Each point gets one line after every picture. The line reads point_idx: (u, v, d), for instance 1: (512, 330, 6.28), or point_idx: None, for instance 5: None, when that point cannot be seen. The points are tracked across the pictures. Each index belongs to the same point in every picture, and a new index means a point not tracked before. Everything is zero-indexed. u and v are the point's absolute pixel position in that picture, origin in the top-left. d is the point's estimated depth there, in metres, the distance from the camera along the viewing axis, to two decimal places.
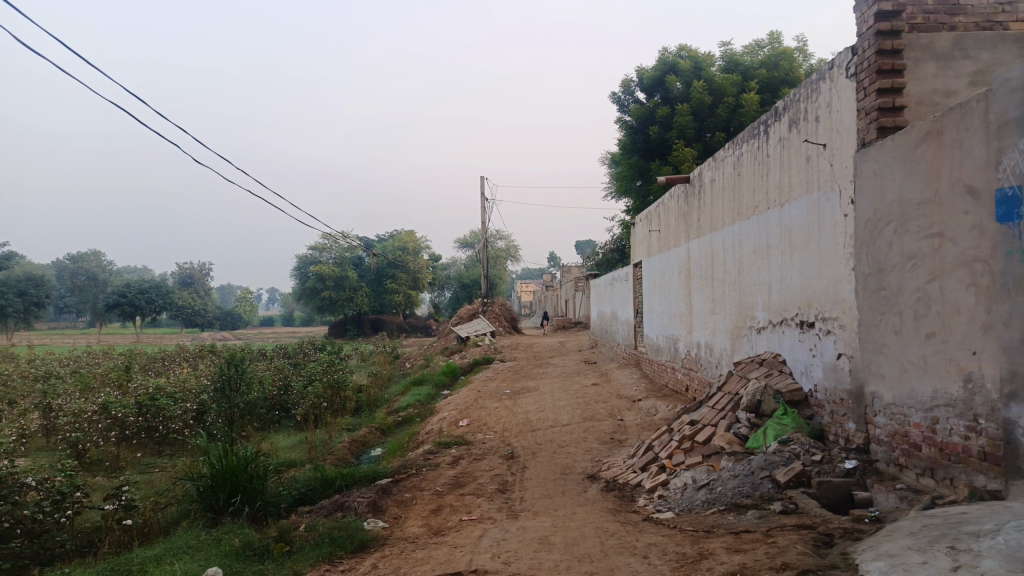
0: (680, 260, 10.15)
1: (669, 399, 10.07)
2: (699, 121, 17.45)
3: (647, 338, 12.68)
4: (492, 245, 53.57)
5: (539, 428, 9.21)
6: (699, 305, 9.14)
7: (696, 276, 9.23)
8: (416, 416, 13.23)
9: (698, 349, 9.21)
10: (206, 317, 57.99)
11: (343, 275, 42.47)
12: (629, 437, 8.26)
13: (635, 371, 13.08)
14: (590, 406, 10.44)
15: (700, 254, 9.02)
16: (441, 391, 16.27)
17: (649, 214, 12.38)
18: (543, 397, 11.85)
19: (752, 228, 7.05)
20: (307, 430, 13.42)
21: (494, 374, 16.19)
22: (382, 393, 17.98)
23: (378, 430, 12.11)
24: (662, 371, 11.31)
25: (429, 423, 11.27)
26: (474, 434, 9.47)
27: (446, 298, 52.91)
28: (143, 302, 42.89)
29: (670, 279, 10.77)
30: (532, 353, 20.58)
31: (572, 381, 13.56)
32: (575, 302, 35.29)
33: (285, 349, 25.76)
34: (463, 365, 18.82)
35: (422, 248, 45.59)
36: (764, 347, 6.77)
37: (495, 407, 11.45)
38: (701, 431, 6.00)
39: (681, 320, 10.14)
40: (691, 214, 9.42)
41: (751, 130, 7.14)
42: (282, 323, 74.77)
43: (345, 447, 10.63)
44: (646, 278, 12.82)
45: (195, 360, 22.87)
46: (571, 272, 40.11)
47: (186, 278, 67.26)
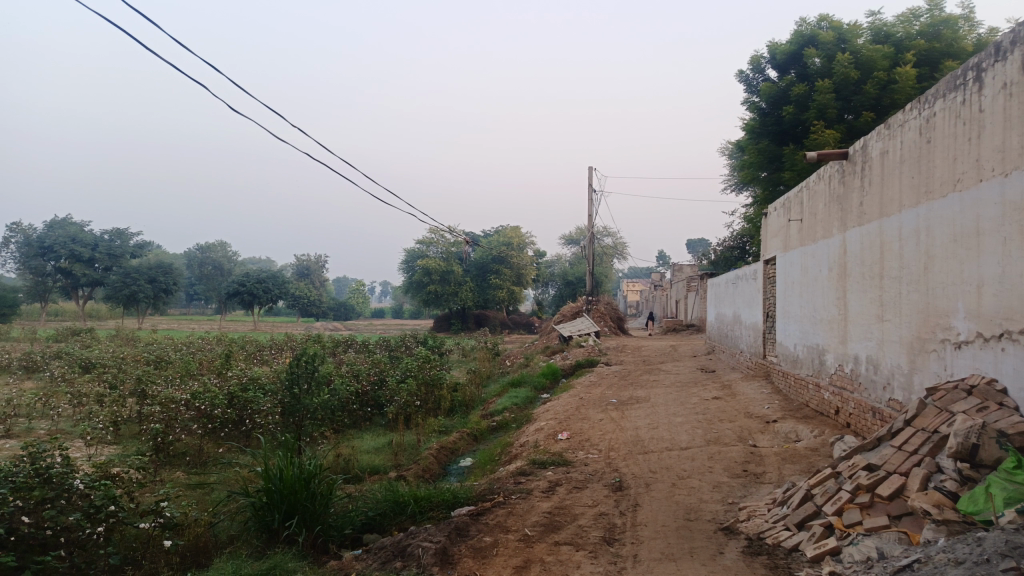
0: (830, 255, 8.38)
1: (812, 423, 8.33)
2: (843, 100, 15.24)
3: (782, 346, 10.89)
4: (600, 241, 51.92)
5: (653, 451, 7.76)
6: (859, 309, 7.38)
7: (856, 273, 7.46)
8: (512, 422, 12.04)
9: (856, 364, 7.45)
10: (320, 308, 59.71)
11: (448, 269, 42.13)
12: (768, 472, 6.67)
13: (764, 385, 11.29)
14: (713, 426, 8.86)
15: (863, 245, 7.27)
16: (541, 395, 15.02)
17: (788, 200, 10.56)
18: (657, 410, 10.33)
19: (950, 210, 5.30)
20: (396, 430, 12.55)
21: (599, 379, 14.76)
22: (479, 393, 16.97)
23: (470, 436, 11.03)
24: (802, 388, 9.52)
25: (525, 432, 10.05)
26: (574, 451, 8.17)
27: (551, 295, 51.68)
28: (260, 291, 44.19)
29: (817, 275, 8.99)
30: (641, 356, 18.96)
31: (689, 392, 11.94)
32: (687, 303, 33.08)
33: (387, 342, 25.33)
34: (566, 366, 17.53)
35: (527, 243, 44.53)
36: (965, 369, 5.03)
37: (600, 419, 10.06)
38: (885, 483, 4.38)
39: (832, 327, 8.36)
40: (851, 197, 7.66)
41: (952, 79, 5.38)
42: (391, 315, 76.10)
43: (431, 456, 9.57)
44: (781, 276, 11.04)
45: (300, 349, 22.79)
46: (683, 272, 37.91)
47: (303, 269, 69.41)
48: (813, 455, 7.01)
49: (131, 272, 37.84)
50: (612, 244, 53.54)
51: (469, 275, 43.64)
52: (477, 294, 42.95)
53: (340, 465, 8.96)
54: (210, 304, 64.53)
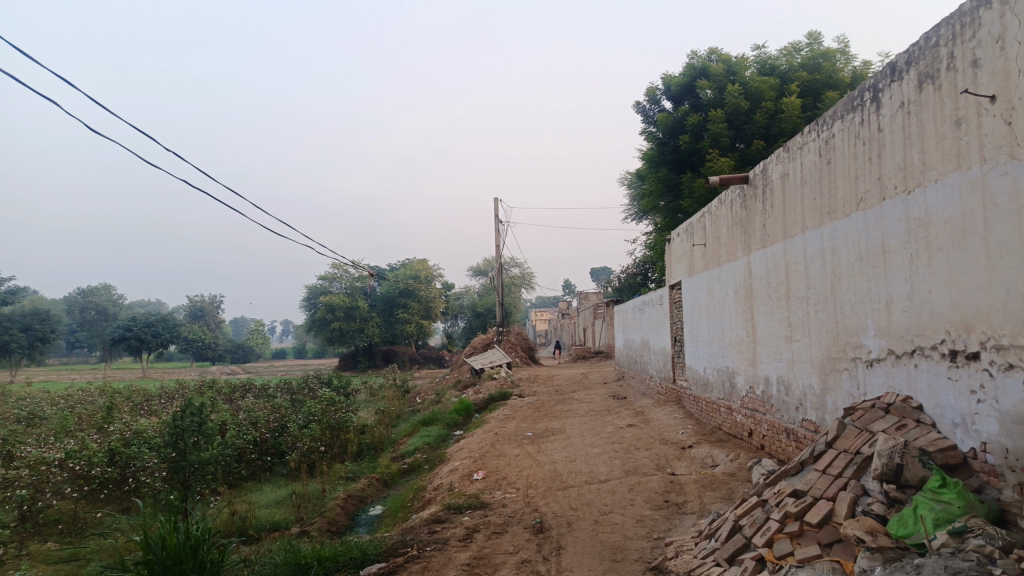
0: (736, 277, 8.49)
1: (727, 446, 8.31)
2: (735, 128, 15.88)
3: (691, 370, 10.97)
4: (507, 272, 52.08)
5: (573, 487, 7.48)
6: (767, 331, 7.45)
7: (762, 295, 7.56)
8: (424, 463, 11.52)
9: (767, 386, 7.49)
10: (216, 351, 56.72)
11: (353, 304, 41.02)
12: (689, 501, 6.52)
13: (677, 410, 11.30)
14: (630, 455, 8.70)
15: (767, 267, 7.37)
16: (453, 431, 14.54)
17: (691, 226, 10.74)
18: (573, 442, 10.10)
19: (854, 228, 5.40)
20: (299, 480, 11.73)
21: (512, 412, 14.44)
22: (389, 433, 16.27)
23: (379, 482, 10.42)
24: (714, 412, 9.55)
25: (438, 474, 9.56)
26: (491, 492, 7.78)
27: (460, 327, 51.21)
28: (149, 335, 41.49)
29: (722, 299, 9.09)
30: (553, 386, 18.82)
31: (603, 421, 11.80)
32: (595, 330, 33.46)
33: (289, 384, 24.10)
34: (478, 400, 17.13)
35: (433, 275, 44.02)
36: (878, 386, 5.05)
37: (516, 455, 9.71)
38: (813, 509, 4.24)
39: (740, 349, 8.42)
40: (754, 220, 7.78)
41: (849, 102, 5.51)
42: (294, 355, 73.28)
43: (338, 506, 8.92)
44: (687, 300, 11.17)
45: (192, 396, 21.27)
46: (589, 299, 38.46)
47: (197, 311, 65.81)
48: (732, 480, 6.93)
49: (1, 320, 34.70)
50: (518, 275, 53.79)
51: (375, 310, 42.64)
52: (384, 330, 41.95)
53: (234, 525, 8.25)
54: (94, 352, 60.03)
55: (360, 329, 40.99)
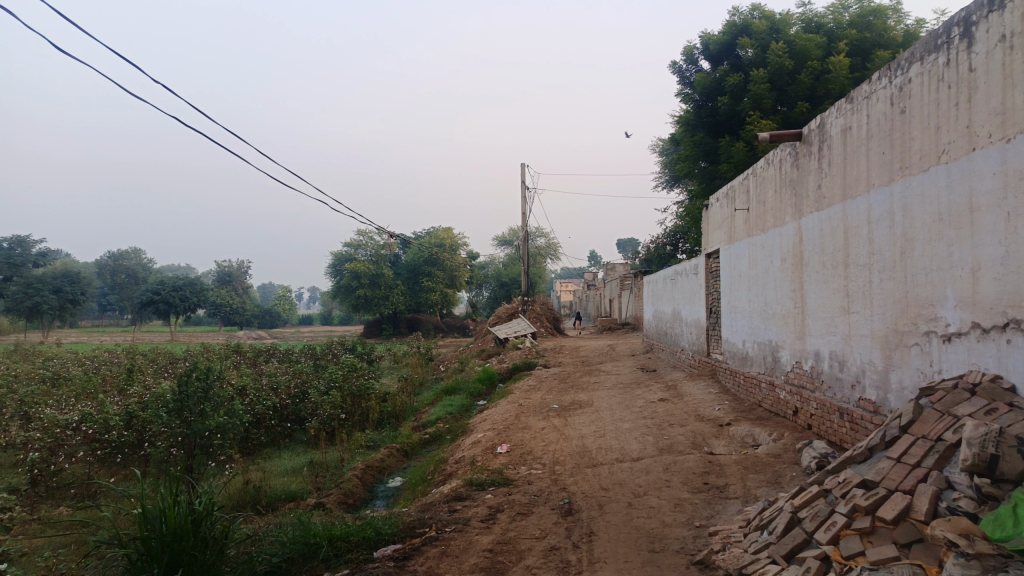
0: (783, 244, 7.85)
1: (769, 425, 7.76)
2: (777, 90, 15.00)
3: (728, 342, 10.38)
4: (533, 242, 51.47)
5: (604, 465, 7.00)
6: (818, 302, 6.84)
7: (814, 262, 6.92)
8: (446, 434, 11.13)
9: (817, 361, 6.91)
10: (244, 316, 57.10)
11: (378, 272, 40.77)
12: (731, 484, 6.01)
13: (711, 384, 10.74)
14: (664, 431, 8.19)
15: (821, 232, 6.73)
16: (476, 402, 14.15)
17: (733, 190, 10.06)
18: (602, 416, 9.60)
19: (932, 185, 4.74)
20: (317, 449, 11.41)
21: (537, 383, 13.96)
22: (411, 402, 15.96)
23: (399, 452, 10.04)
24: (754, 387, 8.98)
25: (460, 446, 9.14)
26: (515, 467, 7.34)
27: (485, 296, 50.78)
28: (176, 299, 41.65)
29: (766, 267, 8.46)
30: (580, 357, 18.33)
31: (633, 394, 11.28)
32: (621, 301, 32.81)
33: (312, 350, 23.92)
34: (502, 370, 16.72)
35: (459, 244, 43.49)
36: (957, 364, 4.45)
37: (542, 428, 9.25)
38: (887, 503, 3.69)
39: (786, 321, 7.81)
40: (807, 181, 7.11)
41: (932, 40, 4.81)
42: (320, 322, 73.63)
43: (355, 477, 8.54)
44: (726, 269, 10.54)
45: (216, 361, 21.14)
46: (616, 271, 37.78)
47: (225, 277, 65.98)
48: (777, 462, 6.39)
49: (33, 282, 34.88)
50: (544, 245, 53.06)
51: (400, 278, 42.34)
52: (409, 298, 41.68)
53: (247, 497, 7.95)
54: (125, 315, 60.79)
55: (385, 297, 40.77)
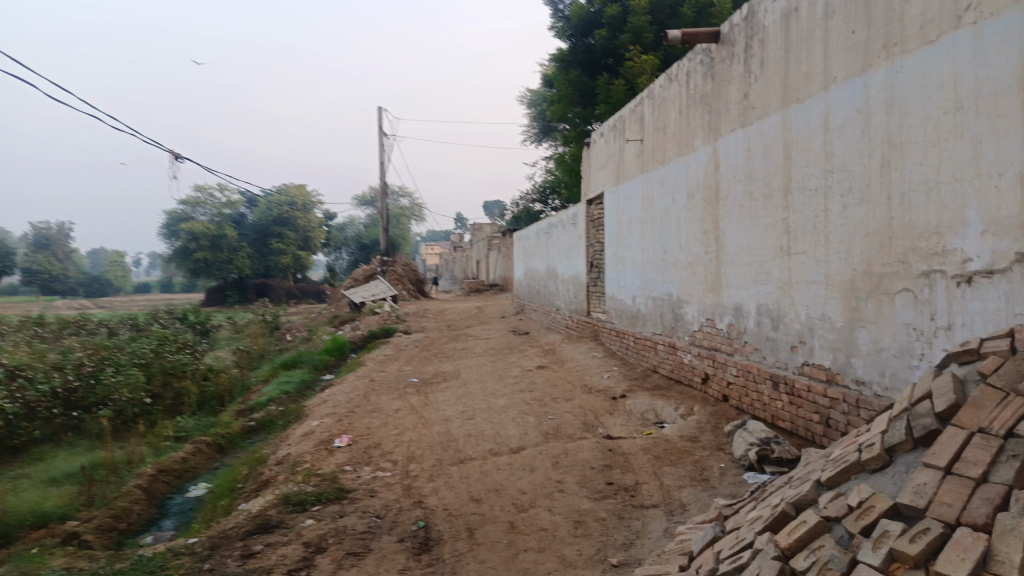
0: (691, 175, 6.41)
1: (673, 396, 6.37)
2: (658, 23, 13.72)
3: (613, 299, 9.00)
4: (395, 202, 48.85)
5: (474, 462, 5.26)
6: (740, 243, 5.46)
7: (736, 194, 5.53)
8: (279, 418, 9.00)
9: (736, 318, 5.56)
10: (66, 283, 50.34)
11: (220, 233, 36.66)
12: (646, 484, 4.46)
13: (593, 347, 9.32)
14: (546, 409, 6.58)
15: (748, 153, 5.32)
16: (322, 376, 12.04)
17: (622, 120, 8.57)
18: (470, 391, 7.86)
19: (945, 62, 3.33)
20: (106, 446, 8.89)
21: (394, 352, 12.04)
22: (245, 378, 13.51)
23: (210, 448, 7.81)
24: (647, 350, 7.60)
25: (288, 438, 7.10)
26: (354, 472, 5.45)
27: (344, 260, 47.63)
28: None
29: (666, 207, 7.04)
30: (445, 322, 16.54)
31: (506, 362, 9.65)
32: (488, 262, 31.30)
33: (134, 319, 20.42)
34: (355, 338, 14.61)
35: (313, 202, 39.93)
36: (984, 318, 3.12)
37: (396, 410, 7.37)
38: (950, 550, 2.13)
39: (691, 270, 6.41)
40: (728, 90, 5.65)
41: None
42: (160, 290, 66.84)
43: (137, 488, 6.29)
44: (611, 213, 9.06)
45: (3, 336, 17.29)
46: (483, 232, 36.30)
47: (41, 239, 57.59)
48: (695, 449, 4.93)
49: None
50: (407, 206, 50.52)
51: (246, 239, 38.37)
52: (257, 262, 37.96)
53: None
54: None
55: (229, 260, 36.88)
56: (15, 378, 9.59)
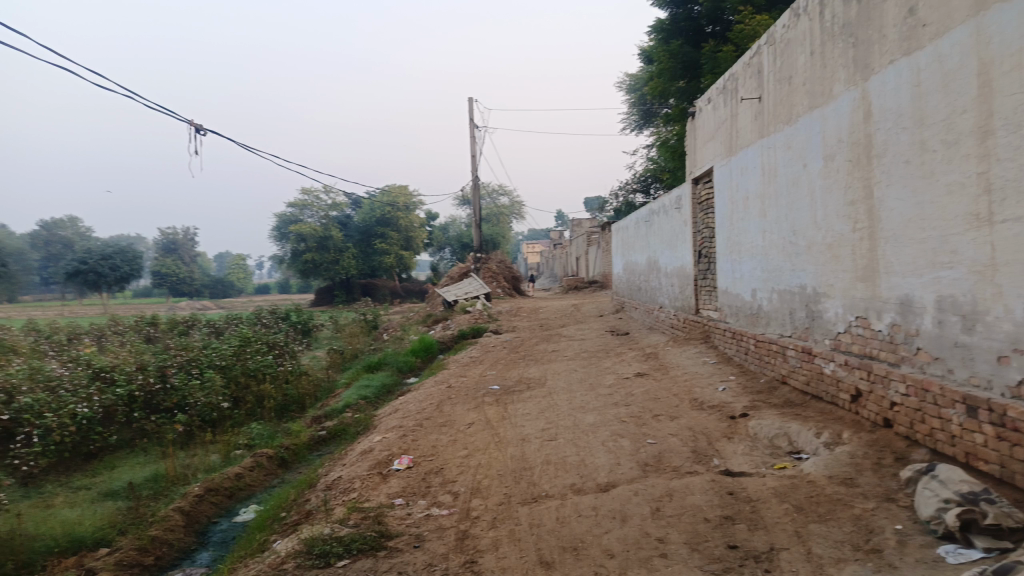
0: (829, 131, 4.97)
1: (810, 416, 4.97)
2: None
3: (728, 295, 7.59)
4: (495, 200, 48.38)
5: (550, 503, 4.11)
6: (907, 212, 4.02)
7: (898, 147, 4.09)
8: (350, 427, 8.19)
9: (903, 315, 4.11)
10: (192, 285, 53.07)
11: (326, 234, 37.28)
12: (786, 552, 3.15)
13: (704, 351, 7.93)
14: (645, 430, 5.33)
15: (916, 89, 3.87)
16: (405, 380, 11.24)
17: (734, 78, 7.16)
18: (556, 402, 6.71)
19: None
20: (175, 455, 8.36)
21: (481, 354, 11.06)
22: (331, 381, 12.93)
23: (270, 462, 7.06)
24: (771, 355, 6.17)
25: (346, 456, 6.22)
26: (404, 509, 4.42)
27: (445, 259, 47.59)
28: (108, 269, 36.04)
29: (795, 175, 5.60)
30: (538, 321, 15.45)
31: (600, 367, 8.44)
32: (589, 258, 29.99)
33: (236, 319, 20.55)
34: (444, 338, 13.78)
35: (413, 202, 39.94)
36: None
37: (469, 425, 6.34)
38: None
39: (832, 254, 4.98)
40: (884, 10, 4.19)
41: None
42: (277, 291, 69.73)
43: (176, 512, 5.57)
44: (723, 191, 7.64)
45: (112, 338, 17.65)
46: (583, 227, 35.07)
47: (170, 243, 61.11)
48: (854, 499, 3.56)
49: None
50: (506, 204, 49.89)
51: (351, 240, 38.80)
52: (361, 262, 38.34)
53: None
54: None
55: (334, 261, 37.43)
56: (93, 380, 9.29)
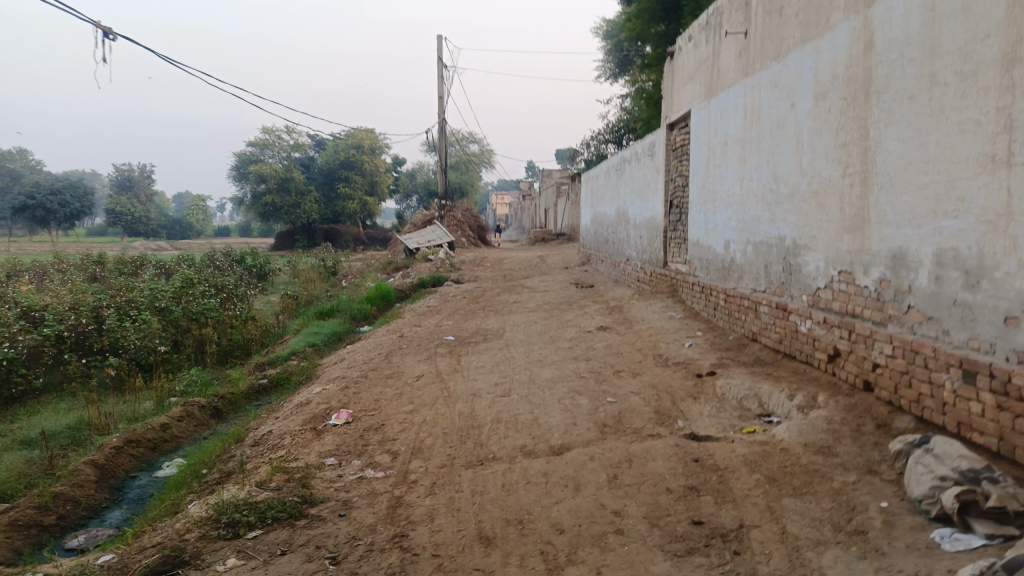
0: (823, 66, 4.48)
1: (783, 377, 4.61)
2: None
3: (699, 247, 7.18)
4: (465, 148, 47.29)
5: (497, 467, 3.68)
6: (908, 155, 3.58)
7: (903, 80, 3.63)
8: (294, 376, 7.69)
9: (895, 270, 3.71)
10: (149, 226, 51.18)
11: (288, 176, 36.00)
12: (758, 531, 2.76)
13: (670, 305, 7.56)
14: (606, 388, 4.92)
15: (929, 12, 3.39)
16: (359, 328, 10.71)
17: (719, 11, 6.59)
18: (512, 355, 6.28)
19: None
20: (103, 401, 7.77)
21: (439, 303, 10.57)
22: (282, 327, 12.34)
23: (202, 412, 6.53)
24: (742, 311, 5.80)
25: (282, 408, 5.73)
26: (335, 471, 3.96)
27: (412, 207, 46.62)
28: (56, 205, 34.26)
29: (780, 117, 5.13)
30: (501, 271, 14.96)
31: (561, 320, 8.01)
32: (557, 210, 29.47)
33: (188, 260, 19.64)
34: (403, 285, 13.23)
35: (380, 146, 38.71)
36: None
37: (417, 377, 5.88)
38: None
39: (817, 203, 4.55)
40: None
41: None
42: (238, 235, 67.93)
43: (87, 466, 5.04)
44: (699, 136, 7.16)
45: (52, 275, 16.67)
46: (552, 179, 34.46)
47: (126, 181, 58.70)
48: (832, 471, 3.20)
49: None
50: (476, 153, 48.77)
51: (314, 183, 37.56)
52: (324, 207, 37.21)
53: None
54: None
55: (296, 205, 36.25)
56: (17, 319, 8.60)
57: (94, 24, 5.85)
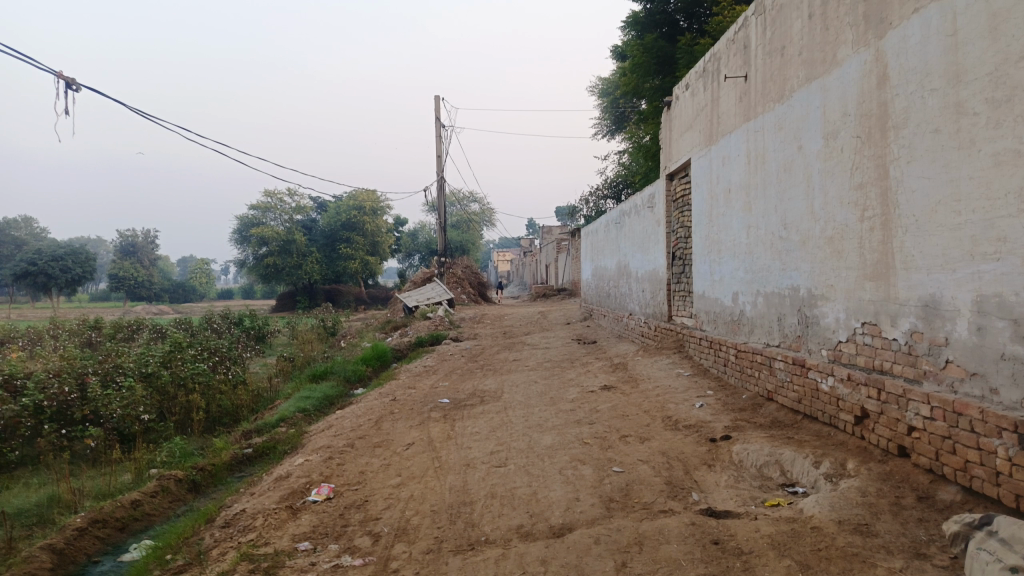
0: (832, 104, 4.22)
1: (806, 440, 4.19)
2: None
3: (705, 300, 6.84)
4: (465, 207, 47.55)
5: (489, 553, 3.25)
6: (935, 193, 3.27)
7: (924, 113, 3.34)
8: (281, 445, 7.24)
9: (927, 320, 3.35)
10: (151, 290, 51.05)
11: (289, 237, 36.01)
12: None
13: (677, 362, 7.16)
14: (611, 455, 4.50)
15: (949, 39, 3.13)
16: (353, 391, 10.29)
17: (716, 57, 6.42)
18: (510, 419, 5.86)
19: None
20: (78, 475, 7.31)
21: (436, 363, 10.16)
22: (275, 390, 11.90)
23: (179, 486, 6.07)
24: (755, 367, 5.41)
25: (261, 482, 5.29)
26: (308, 558, 3.51)
27: (413, 266, 46.57)
28: (58, 271, 34.12)
29: (787, 160, 4.86)
30: (502, 328, 14.59)
31: (563, 379, 7.60)
32: (559, 266, 29.28)
33: (185, 323, 19.30)
34: (401, 345, 12.84)
35: (381, 206, 38.87)
36: None
37: (408, 445, 5.45)
38: None
39: (834, 249, 4.22)
40: None
41: None
42: (241, 297, 67.82)
43: (44, 551, 4.58)
44: (701, 185, 6.90)
45: (44, 342, 16.31)
46: (552, 235, 34.45)
47: (129, 246, 58.93)
48: (875, 555, 2.76)
49: None
50: (477, 211, 48.96)
51: (315, 244, 37.54)
52: (325, 267, 37.08)
53: None
54: None
55: (297, 265, 36.14)
56: None
57: (56, 73, 5.66)
